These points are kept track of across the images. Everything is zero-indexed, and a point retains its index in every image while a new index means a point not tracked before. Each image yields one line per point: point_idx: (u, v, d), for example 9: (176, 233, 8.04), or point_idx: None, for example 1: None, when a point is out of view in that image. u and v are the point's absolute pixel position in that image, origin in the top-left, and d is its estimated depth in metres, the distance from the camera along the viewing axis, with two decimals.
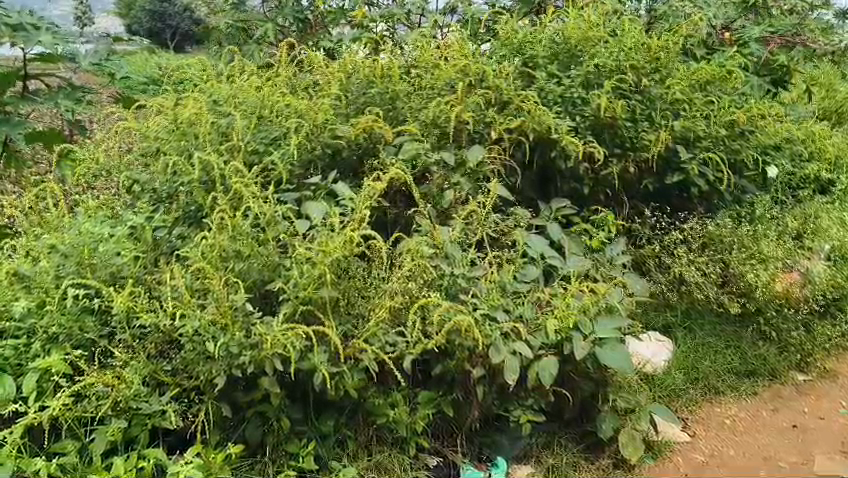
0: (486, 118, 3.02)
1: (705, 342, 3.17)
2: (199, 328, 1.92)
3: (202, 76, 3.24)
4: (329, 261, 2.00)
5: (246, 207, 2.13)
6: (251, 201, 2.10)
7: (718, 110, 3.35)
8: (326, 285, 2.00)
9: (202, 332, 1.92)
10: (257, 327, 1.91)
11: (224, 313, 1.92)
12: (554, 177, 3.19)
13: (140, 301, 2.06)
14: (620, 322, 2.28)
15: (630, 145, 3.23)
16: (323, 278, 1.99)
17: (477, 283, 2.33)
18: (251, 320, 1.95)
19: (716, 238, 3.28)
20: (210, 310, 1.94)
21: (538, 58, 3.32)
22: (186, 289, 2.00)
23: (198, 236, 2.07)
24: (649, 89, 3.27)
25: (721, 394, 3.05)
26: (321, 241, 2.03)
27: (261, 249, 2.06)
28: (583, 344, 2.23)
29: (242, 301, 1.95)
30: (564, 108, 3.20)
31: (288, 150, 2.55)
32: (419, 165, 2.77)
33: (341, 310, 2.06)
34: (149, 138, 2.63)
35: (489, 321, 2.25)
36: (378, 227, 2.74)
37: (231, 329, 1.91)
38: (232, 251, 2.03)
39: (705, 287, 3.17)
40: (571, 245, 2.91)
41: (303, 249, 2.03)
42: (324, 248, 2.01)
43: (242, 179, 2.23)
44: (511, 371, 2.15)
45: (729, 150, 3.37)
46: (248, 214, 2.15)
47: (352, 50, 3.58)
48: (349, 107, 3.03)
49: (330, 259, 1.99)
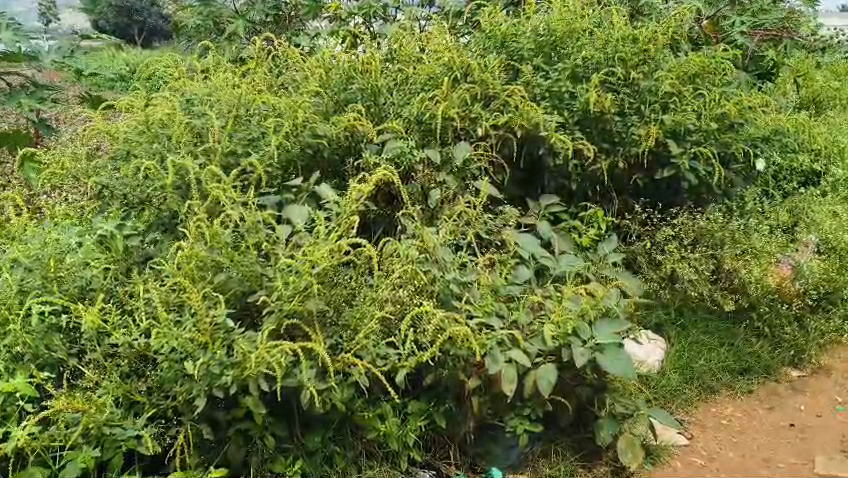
0: (471, 113, 2.93)
1: (699, 341, 3.09)
2: (175, 348, 1.75)
3: (173, 73, 3.09)
4: (316, 271, 1.86)
5: (226, 214, 2.01)
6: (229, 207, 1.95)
7: (708, 102, 3.26)
8: (313, 296, 1.84)
9: (179, 350, 1.75)
10: (239, 343, 1.73)
11: (204, 330, 1.75)
12: (544, 174, 3.09)
13: (109, 317, 1.92)
14: (619, 326, 2.19)
15: (618, 140, 3.15)
16: (310, 288, 1.84)
17: (470, 288, 2.21)
18: (233, 336, 1.77)
19: (708, 232, 3.17)
20: (189, 328, 1.77)
21: (524, 51, 3.23)
22: (161, 304, 1.84)
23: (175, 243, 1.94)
24: (637, 81, 3.19)
25: (717, 392, 2.99)
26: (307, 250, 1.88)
27: (241, 258, 1.88)
28: (582, 350, 2.12)
29: (223, 316, 1.77)
30: (552, 103, 3.10)
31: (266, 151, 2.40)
32: (404, 163, 2.68)
33: (329, 321, 1.92)
34: (117, 139, 2.46)
35: (484, 328, 2.13)
36: (362, 230, 2.61)
37: (212, 347, 1.73)
38: (210, 261, 1.88)
39: (699, 285, 3.08)
40: (561, 243, 2.86)
41: (287, 258, 1.87)
42: (309, 257, 1.86)
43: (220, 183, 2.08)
44: (509, 380, 2.04)
45: (719, 143, 3.27)
46: (226, 222, 2.00)
47: (330, 45, 3.47)
48: (330, 104, 2.90)
49: (317, 268, 1.84)
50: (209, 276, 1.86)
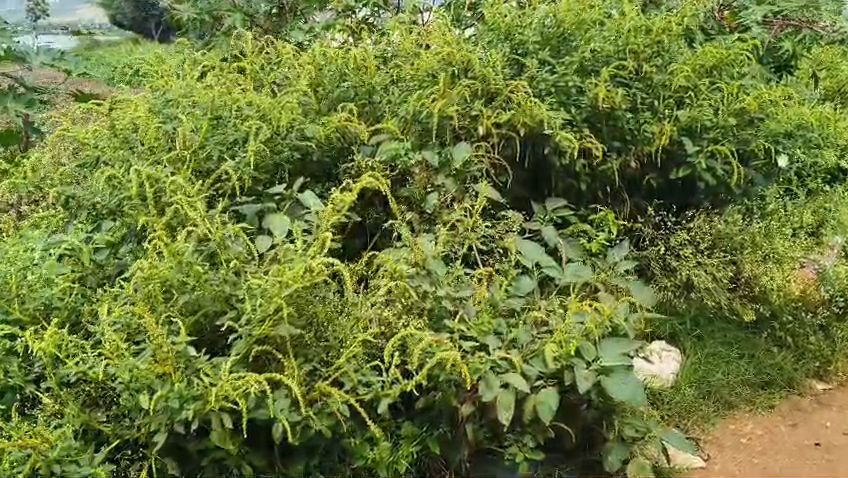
0: (471, 110, 2.75)
1: (716, 353, 2.90)
2: (130, 380, 1.58)
3: (158, 72, 2.94)
4: (288, 294, 1.65)
5: (192, 227, 1.83)
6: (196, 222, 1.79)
7: (726, 96, 3.03)
8: (285, 321, 1.65)
9: (133, 382, 1.58)
10: (202, 376, 1.56)
11: (163, 360, 1.58)
12: (550, 176, 2.91)
13: (66, 340, 1.76)
14: (627, 347, 2.01)
15: (631, 137, 2.95)
16: (280, 312, 1.65)
17: (465, 305, 2.06)
18: (196, 365, 1.60)
19: (726, 236, 2.96)
20: (146, 357, 1.59)
21: (529, 44, 3.02)
22: (120, 329, 1.68)
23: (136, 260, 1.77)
24: (650, 75, 2.99)
25: (735, 408, 2.80)
26: (278, 270, 1.69)
27: (208, 278, 1.71)
28: (586, 373, 1.94)
29: (185, 343, 1.59)
30: (558, 98, 2.90)
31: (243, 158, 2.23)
32: (399, 166, 2.54)
33: (304, 345, 1.74)
34: (88, 144, 2.31)
35: (479, 350, 1.96)
36: (357, 235, 2.46)
37: (171, 378, 1.56)
38: (174, 280, 1.70)
39: (717, 293, 2.88)
40: (567, 250, 2.70)
41: (256, 279, 1.69)
42: (279, 278, 1.67)
43: (188, 194, 1.93)
44: (505, 408, 1.86)
45: (736, 140, 3.06)
46: (189, 238, 1.82)
47: (325, 40, 3.30)
48: (321, 104, 2.74)
49: (288, 291, 1.64)
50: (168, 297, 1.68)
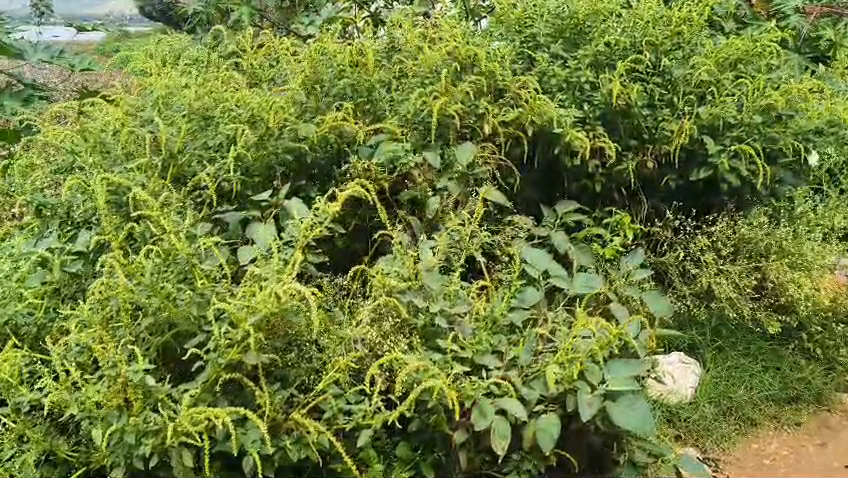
0: (477, 108, 2.59)
1: (738, 365, 2.72)
2: (83, 412, 1.49)
3: (151, 69, 2.81)
4: (256, 323, 1.55)
5: (156, 243, 1.73)
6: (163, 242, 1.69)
7: (751, 92, 2.82)
8: (253, 349, 1.54)
9: (89, 413, 1.49)
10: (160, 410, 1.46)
11: (116, 392, 1.49)
12: (561, 177, 2.76)
13: (20, 366, 1.64)
14: (637, 369, 1.82)
15: (648, 136, 2.78)
16: (249, 339, 1.54)
17: (461, 324, 1.88)
18: (156, 396, 1.48)
19: (749, 240, 2.78)
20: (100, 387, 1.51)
21: (540, 37, 2.86)
22: (79, 356, 1.59)
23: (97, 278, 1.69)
24: (669, 69, 2.80)
25: (759, 425, 2.62)
26: (244, 298, 1.58)
27: (173, 301, 1.60)
28: (590, 399, 1.77)
29: (143, 375, 1.48)
30: (570, 94, 2.75)
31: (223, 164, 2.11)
32: (398, 168, 2.40)
33: (277, 370, 1.64)
34: (62, 148, 2.17)
35: (474, 372, 1.82)
36: (356, 238, 2.31)
37: (128, 410, 1.47)
38: (136, 301, 1.59)
39: (740, 303, 2.70)
40: (578, 255, 2.52)
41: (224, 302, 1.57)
42: (246, 303, 1.56)
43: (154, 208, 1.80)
44: (501, 436, 1.71)
45: (763, 138, 2.83)
46: (150, 256, 1.69)
47: (330, 33, 3.14)
48: (320, 104, 2.55)
49: (255, 321, 1.54)
50: (127, 320, 1.58)
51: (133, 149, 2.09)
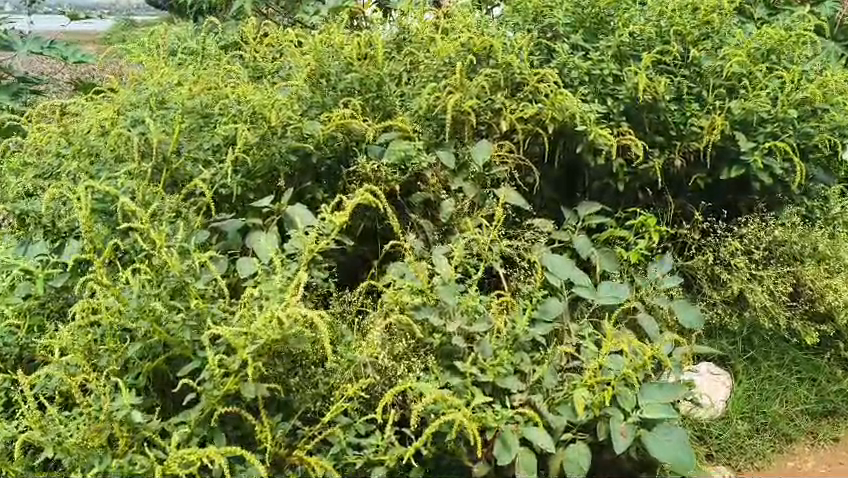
0: (493, 104, 2.42)
1: (772, 377, 2.56)
2: (61, 453, 1.38)
3: (146, 60, 2.65)
4: (254, 351, 1.39)
5: (146, 259, 1.58)
6: (145, 265, 1.50)
7: (787, 84, 2.63)
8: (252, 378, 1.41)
9: (67, 455, 1.38)
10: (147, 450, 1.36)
11: (94, 432, 1.38)
12: (583, 176, 2.59)
13: None
14: (674, 395, 1.67)
15: (675, 133, 2.60)
16: (247, 369, 1.40)
17: (480, 345, 1.70)
18: (143, 434, 1.40)
19: (785, 243, 2.61)
20: (80, 425, 1.39)
21: (560, 27, 2.68)
22: (61, 385, 1.47)
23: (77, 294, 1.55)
24: (699, 60, 2.62)
25: (794, 441, 2.47)
26: (243, 321, 1.43)
27: (163, 326, 1.43)
28: (623, 429, 1.62)
29: (129, 412, 1.38)
30: (593, 88, 2.58)
31: (222, 168, 1.96)
32: (410, 168, 2.23)
33: (275, 403, 1.51)
34: (48, 151, 2.03)
35: (494, 397, 1.67)
36: (365, 242, 2.17)
37: (111, 452, 1.39)
38: (123, 326, 1.46)
39: (776, 313, 2.52)
40: (603, 260, 2.34)
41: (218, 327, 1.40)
42: (244, 328, 1.41)
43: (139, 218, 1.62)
44: (527, 470, 1.57)
45: (798, 134, 2.66)
46: (138, 273, 1.53)
47: (335, 23, 2.96)
48: (326, 97, 2.35)
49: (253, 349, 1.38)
50: (113, 347, 1.46)
51: (121, 152, 1.94)
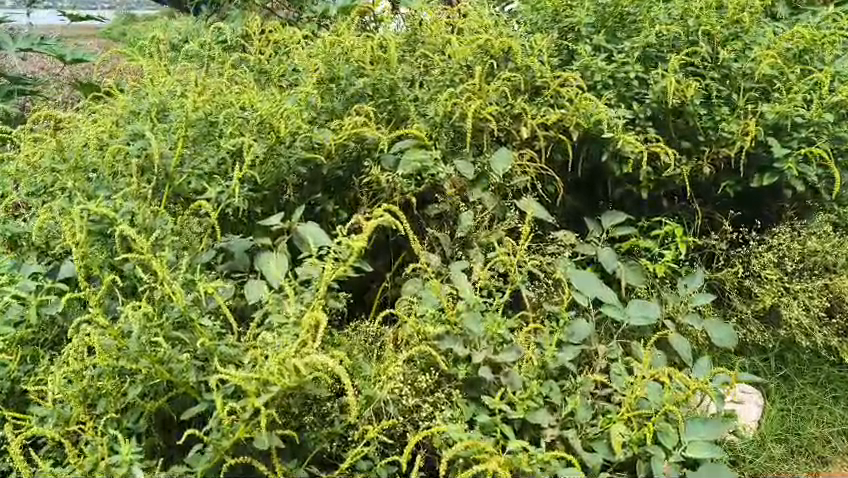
0: (512, 109, 2.28)
1: (805, 397, 2.44)
2: None
3: (147, 61, 2.52)
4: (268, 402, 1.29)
5: (146, 291, 1.46)
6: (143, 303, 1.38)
7: (822, 86, 2.48)
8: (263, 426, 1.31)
9: None
10: None
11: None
12: (607, 183, 2.46)
13: None
14: (720, 431, 1.58)
15: (703, 138, 2.46)
16: (257, 417, 1.31)
17: (509, 375, 1.58)
18: None
19: (821, 254, 2.46)
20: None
21: (582, 27, 2.53)
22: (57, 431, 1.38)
23: (73, 328, 1.44)
24: (729, 62, 2.47)
25: (831, 463, 2.33)
26: (258, 361, 1.34)
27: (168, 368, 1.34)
28: (667, 468, 1.51)
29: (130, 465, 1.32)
30: (616, 92, 2.44)
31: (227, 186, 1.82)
32: (426, 179, 2.07)
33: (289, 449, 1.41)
34: (41, 166, 1.92)
35: (521, 434, 1.56)
36: (378, 255, 2.03)
37: None
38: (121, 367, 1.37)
39: (812, 330, 2.39)
40: (627, 274, 2.23)
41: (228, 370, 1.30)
42: (256, 372, 1.31)
43: (138, 244, 1.49)
44: None
45: (834, 138, 2.49)
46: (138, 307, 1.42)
47: (345, 21, 2.82)
48: (336, 103, 2.22)
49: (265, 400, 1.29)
50: (113, 392, 1.39)
51: (118, 169, 1.82)
